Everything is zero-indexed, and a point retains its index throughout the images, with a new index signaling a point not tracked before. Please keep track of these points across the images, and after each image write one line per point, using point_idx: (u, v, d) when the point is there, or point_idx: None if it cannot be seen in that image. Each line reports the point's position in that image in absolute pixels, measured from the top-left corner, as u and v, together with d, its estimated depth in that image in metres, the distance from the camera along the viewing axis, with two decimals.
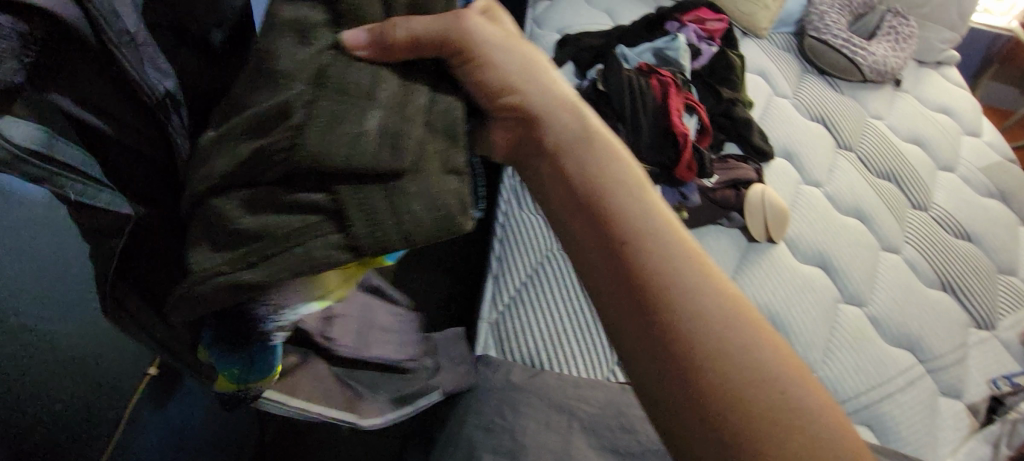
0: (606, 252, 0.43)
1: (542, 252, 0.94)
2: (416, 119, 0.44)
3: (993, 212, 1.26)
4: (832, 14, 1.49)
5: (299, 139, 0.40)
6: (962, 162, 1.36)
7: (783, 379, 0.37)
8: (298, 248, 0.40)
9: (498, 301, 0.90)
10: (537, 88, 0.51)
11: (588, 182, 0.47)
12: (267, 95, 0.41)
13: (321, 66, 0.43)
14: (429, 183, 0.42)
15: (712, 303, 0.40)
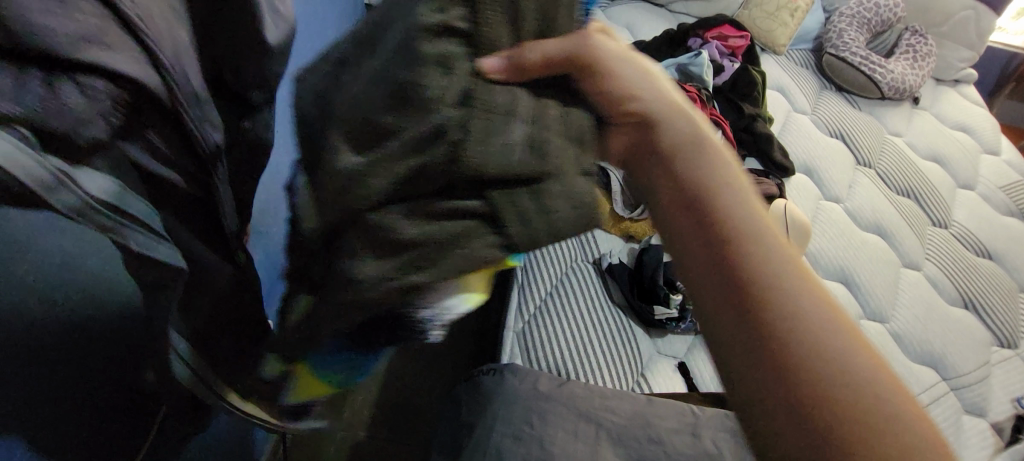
0: (703, 242, 0.38)
1: (566, 266, 0.97)
2: (554, 126, 0.39)
3: (1012, 231, 1.26)
4: (851, 32, 1.50)
5: (458, 148, 0.35)
6: (981, 180, 1.37)
7: (905, 425, 0.33)
8: (461, 248, 0.36)
9: (524, 311, 0.90)
10: (648, 91, 0.45)
11: (698, 187, 0.41)
12: (388, 100, 0.36)
13: (465, 87, 0.37)
14: (571, 188, 0.38)
15: (815, 310, 0.36)
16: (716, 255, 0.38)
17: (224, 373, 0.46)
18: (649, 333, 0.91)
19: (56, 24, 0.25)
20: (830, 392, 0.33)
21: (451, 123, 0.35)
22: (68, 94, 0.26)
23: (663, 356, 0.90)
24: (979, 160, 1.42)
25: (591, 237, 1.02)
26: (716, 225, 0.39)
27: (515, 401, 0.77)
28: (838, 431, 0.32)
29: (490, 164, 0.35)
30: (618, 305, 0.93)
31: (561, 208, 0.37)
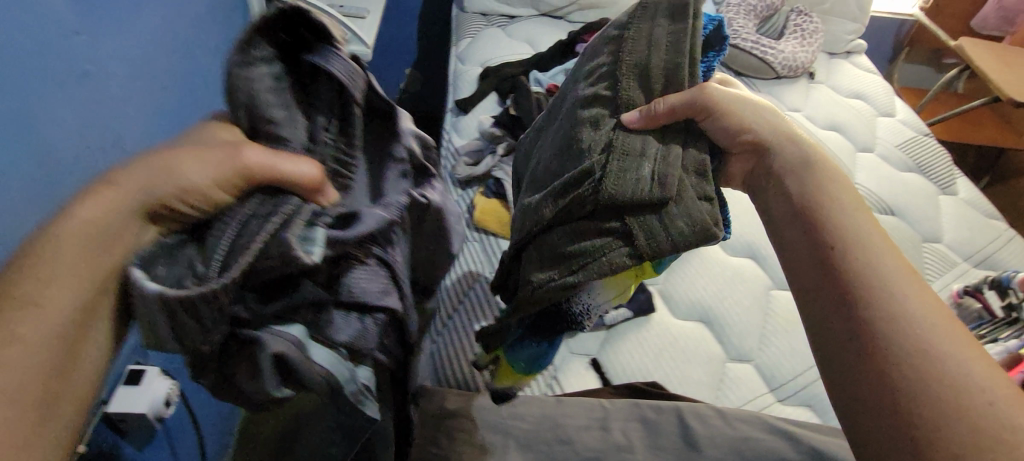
0: (812, 239, 0.57)
1: (471, 279, 0.95)
2: (675, 166, 0.62)
3: (911, 185, 1.30)
4: (740, 20, 1.57)
5: (601, 186, 0.62)
6: (879, 141, 1.42)
7: (956, 363, 0.46)
8: (602, 258, 0.62)
9: (434, 331, 0.91)
10: (765, 125, 0.66)
11: (804, 196, 0.60)
12: (596, 141, 0.65)
13: (608, 140, 0.65)
14: (686, 205, 0.61)
15: (906, 288, 0.51)
16: (819, 247, 0.56)
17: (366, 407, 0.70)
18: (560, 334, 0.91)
19: (371, 289, 0.56)
20: (894, 343, 0.48)
21: (614, 159, 0.62)
22: (363, 320, 0.57)
23: (577, 355, 0.89)
24: (876, 124, 1.48)
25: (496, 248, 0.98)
26: (818, 225, 0.58)
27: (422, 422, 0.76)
28: (899, 370, 0.46)
29: (637, 187, 0.60)
30: None
31: (677, 224, 0.60)
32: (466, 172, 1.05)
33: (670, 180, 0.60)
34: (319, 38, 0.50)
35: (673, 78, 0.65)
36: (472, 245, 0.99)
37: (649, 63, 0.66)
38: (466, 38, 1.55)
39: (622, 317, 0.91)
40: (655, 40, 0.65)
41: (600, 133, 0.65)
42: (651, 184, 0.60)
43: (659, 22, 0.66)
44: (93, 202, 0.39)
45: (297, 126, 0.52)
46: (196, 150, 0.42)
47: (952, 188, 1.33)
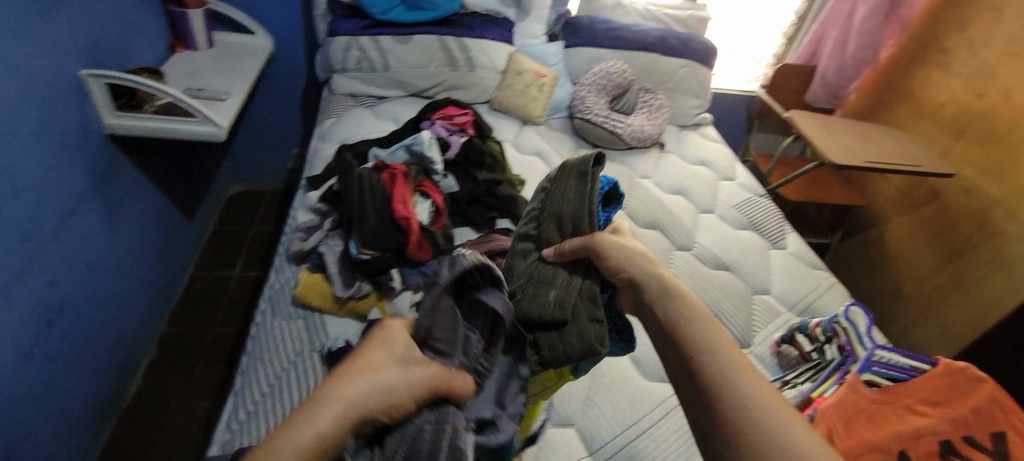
0: (685, 373, 0.54)
1: (289, 357, 0.91)
2: (574, 291, 0.77)
3: (744, 242, 1.40)
4: (591, 98, 1.72)
5: (518, 305, 0.79)
6: (718, 203, 1.54)
7: (792, 440, 0.46)
8: (517, 363, 0.75)
9: (233, 421, 0.83)
10: (640, 263, 0.69)
11: (656, 294, 0.64)
12: (521, 272, 0.83)
13: (532, 271, 0.82)
14: (578, 324, 0.76)
15: (773, 421, 0.47)
16: (695, 386, 0.52)
17: None
18: None
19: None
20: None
21: (527, 287, 0.80)
22: None
23: None
24: (717, 188, 1.60)
25: (320, 324, 0.95)
26: (686, 355, 0.55)
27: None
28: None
29: (545, 308, 0.77)
30: None
31: (569, 341, 0.76)
32: (296, 248, 1.03)
33: (568, 303, 0.76)
34: (490, 282, 0.70)
35: (579, 225, 0.82)
36: (294, 323, 0.96)
37: (563, 213, 0.84)
38: (330, 118, 1.59)
39: None
40: (568, 196, 0.86)
41: (527, 267, 0.83)
42: (554, 307, 0.76)
43: (568, 185, 0.87)
44: (325, 412, 0.45)
45: (454, 345, 0.62)
46: (398, 364, 0.51)
47: (781, 243, 1.45)
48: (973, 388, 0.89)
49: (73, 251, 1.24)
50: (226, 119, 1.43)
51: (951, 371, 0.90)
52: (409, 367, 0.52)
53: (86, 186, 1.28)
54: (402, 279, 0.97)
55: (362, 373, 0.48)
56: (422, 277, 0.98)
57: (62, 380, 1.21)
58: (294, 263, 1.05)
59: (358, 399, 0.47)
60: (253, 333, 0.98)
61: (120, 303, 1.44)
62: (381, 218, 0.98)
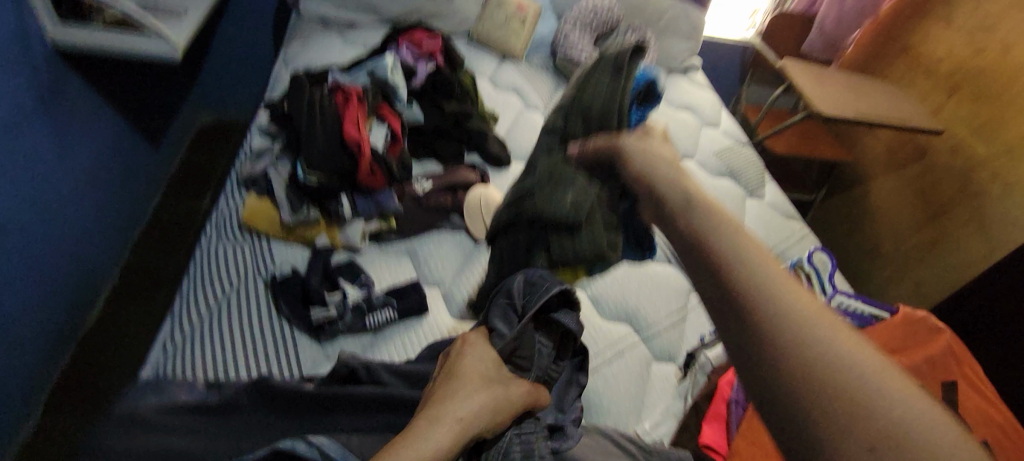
0: (713, 287, 0.44)
1: (232, 282, 0.89)
2: (587, 196, 0.79)
3: (720, 189, 1.36)
4: (575, 33, 1.61)
5: (535, 205, 0.85)
6: (699, 149, 1.49)
7: (844, 353, 0.37)
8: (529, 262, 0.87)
9: (169, 341, 0.81)
10: (660, 170, 0.61)
11: (678, 203, 0.55)
12: (544, 174, 0.86)
13: (550, 169, 0.85)
14: (588, 230, 0.81)
15: (819, 325, 0.39)
16: (710, 277, 0.45)
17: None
18: (319, 338, 0.84)
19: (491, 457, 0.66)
20: (800, 395, 0.36)
21: (547, 187, 0.84)
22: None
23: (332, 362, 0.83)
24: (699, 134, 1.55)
25: (266, 249, 0.93)
26: (700, 247, 0.48)
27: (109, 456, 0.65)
28: (807, 435, 0.35)
29: (559, 209, 0.81)
30: (283, 317, 0.84)
31: (581, 247, 0.82)
32: (245, 171, 0.98)
33: (583, 209, 0.79)
34: (564, 304, 0.83)
35: (608, 121, 0.84)
36: (241, 248, 0.93)
37: (592, 109, 0.86)
38: (296, 42, 1.50)
39: (387, 319, 0.85)
40: (599, 91, 0.87)
41: (551, 165, 0.86)
42: (567, 211, 0.80)
43: (601, 79, 0.89)
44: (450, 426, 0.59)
45: (533, 360, 0.80)
46: (487, 378, 0.68)
47: (759, 192, 1.42)
48: (930, 339, 0.89)
49: (14, 172, 1.17)
50: (181, 37, 1.31)
51: (910, 319, 0.90)
52: (504, 386, 0.68)
53: (29, 103, 1.20)
54: (352, 208, 0.93)
55: (468, 394, 0.63)
56: (375, 205, 0.95)
57: (7, 304, 1.17)
58: (242, 186, 1.00)
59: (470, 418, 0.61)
60: (197, 256, 0.94)
61: (74, 230, 1.38)
62: (331, 141, 0.94)
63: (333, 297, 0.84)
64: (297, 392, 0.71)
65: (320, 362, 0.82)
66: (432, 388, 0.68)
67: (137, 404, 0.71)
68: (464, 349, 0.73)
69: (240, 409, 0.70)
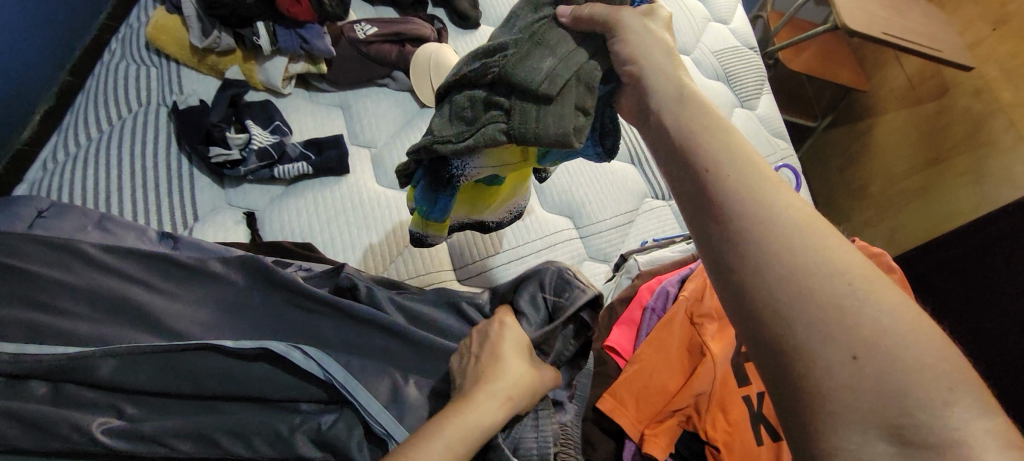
0: (704, 213, 0.45)
1: (129, 107, 0.79)
2: (572, 70, 0.55)
3: (712, 93, 1.24)
4: None
5: (505, 58, 0.55)
6: (698, 44, 1.32)
7: (845, 271, 0.38)
8: (477, 129, 0.55)
9: (50, 161, 0.73)
10: (653, 58, 0.54)
11: (677, 106, 0.51)
12: (518, 29, 0.58)
13: (534, 26, 0.57)
14: (563, 107, 0.54)
15: (808, 248, 0.39)
16: (708, 211, 0.44)
17: (239, 379, 0.58)
18: (223, 182, 0.77)
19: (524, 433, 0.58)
20: (798, 316, 0.37)
21: (523, 42, 0.56)
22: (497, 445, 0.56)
23: (234, 207, 0.77)
24: (702, 27, 1.36)
25: (174, 75, 0.82)
26: (697, 175, 0.46)
27: (45, 285, 0.57)
28: (801, 357, 0.37)
29: (532, 73, 0.53)
30: (183, 152, 0.76)
31: (547, 122, 0.53)
32: None
33: (560, 78, 0.54)
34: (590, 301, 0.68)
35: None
36: (147, 71, 0.82)
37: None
38: None
39: (298, 172, 0.77)
40: None
41: (528, 24, 0.57)
42: (541, 77, 0.53)
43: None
44: (483, 409, 0.52)
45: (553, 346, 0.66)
46: (528, 366, 0.59)
47: (751, 104, 1.30)
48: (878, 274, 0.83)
49: None
50: None
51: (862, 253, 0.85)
52: (537, 368, 0.60)
53: None
54: (272, 38, 0.81)
55: (502, 370, 0.56)
56: (299, 41, 0.82)
57: None
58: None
59: (507, 393, 0.55)
60: (97, 73, 0.83)
61: None
62: None
63: (236, 138, 0.75)
64: (300, 291, 0.63)
65: (231, 230, 0.74)
66: (472, 366, 0.58)
67: (76, 237, 0.63)
68: (505, 329, 0.61)
69: (219, 278, 0.63)
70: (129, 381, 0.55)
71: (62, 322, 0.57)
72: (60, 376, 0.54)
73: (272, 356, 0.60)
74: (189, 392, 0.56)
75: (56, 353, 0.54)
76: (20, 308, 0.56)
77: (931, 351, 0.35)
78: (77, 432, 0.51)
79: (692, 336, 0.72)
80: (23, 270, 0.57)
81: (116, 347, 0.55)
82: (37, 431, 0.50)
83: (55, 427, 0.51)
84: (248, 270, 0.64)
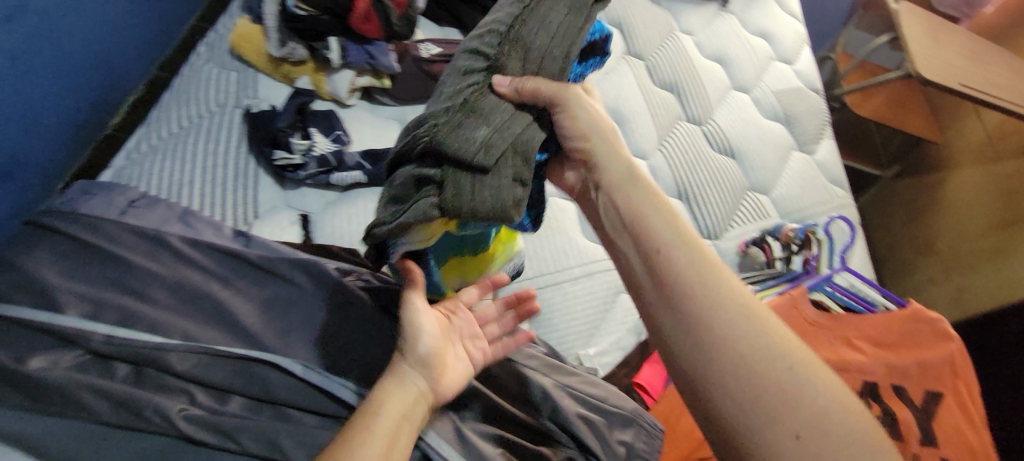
0: (657, 298, 0.46)
1: (210, 107, 0.85)
2: (506, 139, 0.55)
3: (771, 135, 1.21)
4: None
5: (435, 132, 0.54)
6: (760, 83, 1.30)
7: (780, 359, 0.42)
8: (411, 205, 0.54)
9: (134, 152, 0.80)
10: (594, 130, 0.57)
11: (627, 179, 0.54)
12: (447, 94, 0.57)
13: (468, 96, 0.56)
14: (496, 178, 0.54)
15: (749, 336, 0.43)
16: (662, 294, 0.46)
17: (306, 397, 0.60)
18: (283, 184, 0.81)
19: None
20: (746, 401, 0.40)
21: (453, 112, 0.55)
22: None
23: (291, 208, 0.81)
24: (766, 66, 1.34)
25: (252, 80, 0.87)
26: (650, 260, 0.47)
27: (141, 274, 0.63)
28: (748, 440, 0.40)
29: (463, 143, 0.53)
30: (250, 152, 0.81)
31: (482, 195, 0.53)
32: None
33: (494, 148, 0.54)
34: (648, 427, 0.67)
35: (548, 61, 0.58)
36: (228, 74, 0.88)
37: (533, 44, 0.58)
38: None
39: (352, 180, 0.81)
40: (548, 22, 0.58)
41: (460, 90, 0.57)
42: (474, 145, 0.53)
43: (557, 7, 0.59)
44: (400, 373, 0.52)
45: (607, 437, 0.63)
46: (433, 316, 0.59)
47: (810, 148, 1.26)
48: (933, 343, 0.78)
49: None
50: None
51: (916, 318, 0.79)
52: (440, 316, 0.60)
53: None
54: (341, 52, 0.86)
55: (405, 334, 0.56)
56: (367, 57, 0.87)
57: None
58: (241, 9, 0.93)
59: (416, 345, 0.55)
60: (184, 74, 0.90)
61: None
62: None
63: (300, 143, 0.80)
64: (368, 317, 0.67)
65: (286, 230, 0.78)
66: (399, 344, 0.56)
67: (163, 228, 0.68)
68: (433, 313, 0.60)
69: (296, 285, 0.67)
70: (204, 376, 0.58)
71: (147, 309, 0.61)
72: (147, 362, 0.58)
73: (336, 381, 0.61)
74: (258, 396, 0.59)
75: (144, 340, 0.58)
76: (118, 294, 0.61)
77: (856, 429, 0.39)
78: (157, 413, 0.54)
79: None
80: (124, 257, 0.63)
81: (196, 345, 0.59)
82: (121, 409, 0.54)
83: (133, 405, 0.54)
84: (312, 275, 0.67)
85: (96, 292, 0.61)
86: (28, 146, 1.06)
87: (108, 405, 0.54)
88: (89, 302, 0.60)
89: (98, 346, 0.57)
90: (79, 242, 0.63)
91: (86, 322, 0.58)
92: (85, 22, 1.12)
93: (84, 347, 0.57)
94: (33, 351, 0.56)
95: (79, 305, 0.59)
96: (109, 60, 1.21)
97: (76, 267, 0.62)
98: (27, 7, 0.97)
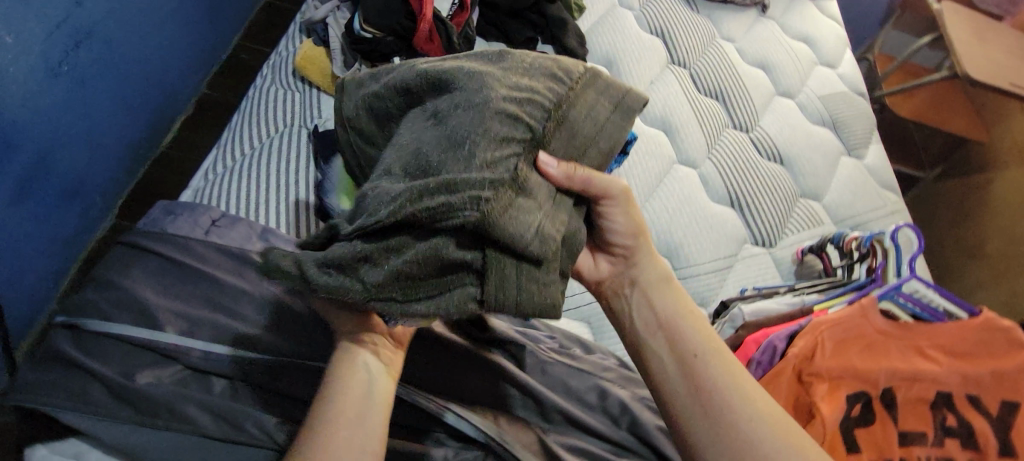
0: (691, 406, 0.51)
1: (278, 128, 0.88)
2: (558, 225, 0.49)
3: (818, 140, 1.21)
4: None
5: (482, 212, 0.44)
6: (804, 88, 1.29)
7: None
8: (442, 292, 0.46)
9: (210, 172, 0.83)
10: (638, 233, 0.58)
11: (662, 287, 0.58)
12: (480, 157, 0.46)
13: (512, 169, 0.47)
14: (545, 271, 0.47)
15: (771, 446, 0.49)
16: (698, 402, 0.51)
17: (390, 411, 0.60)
18: None
19: None
20: None
21: (501, 191, 0.45)
22: None
23: None
24: (810, 71, 1.33)
25: (316, 101, 0.91)
26: (686, 366, 0.53)
27: (231, 291, 0.66)
28: None
29: (518, 234, 0.45)
30: None
31: (530, 291, 0.46)
32: (307, 16, 0.94)
33: (550, 240, 0.47)
34: None
35: (592, 153, 0.53)
36: (293, 95, 0.92)
37: (578, 132, 0.53)
38: None
39: None
40: (592, 118, 0.54)
41: (498, 158, 0.47)
42: (530, 236, 0.46)
43: (599, 104, 0.55)
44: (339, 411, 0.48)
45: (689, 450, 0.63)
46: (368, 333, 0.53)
47: (859, 153, 1.25)
48: (1007, 351, 0.78)
49: None
50: None
51: (991, 326, 0.79)
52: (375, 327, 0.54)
53: None
54: None
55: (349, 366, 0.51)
56: None
57: None
58: (304, 33, 0.97)
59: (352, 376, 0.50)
60: (251, 96, 0.93)
61: None
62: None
63: None
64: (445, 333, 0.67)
65: None
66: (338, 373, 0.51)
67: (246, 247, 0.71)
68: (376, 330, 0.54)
69: None
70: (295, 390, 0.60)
71: (238, 325, 0.64)
72: (243, 376, 0.60)
73: None
74: None
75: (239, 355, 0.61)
76: (210, 310, 0.64)
77: None
78: (259, 426, 0.56)
79: (799, 395, 0.73)
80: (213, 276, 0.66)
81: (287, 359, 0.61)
82: (223, 422, 0.56)
83: (234, 417, 0.56)
84: None
85: (191, 309, 0.64)
86: (95, 166, 1.10)
87: (210, 419, 0.56)
88: (185, 319, 0.63)
89: (197, 361, 0.60)
90: (171, 262, 0.66)
91: (185, 339, 0.61)
92: (146, 47, 1.16)
93: (185, 363, 0.60)
94: (137, 366, 0.59)
95: (175, 324, 0.62)
96: (165, 80, 1.26)
97: (170, 286, 0.65)
98: (98, 34, 1.02)
